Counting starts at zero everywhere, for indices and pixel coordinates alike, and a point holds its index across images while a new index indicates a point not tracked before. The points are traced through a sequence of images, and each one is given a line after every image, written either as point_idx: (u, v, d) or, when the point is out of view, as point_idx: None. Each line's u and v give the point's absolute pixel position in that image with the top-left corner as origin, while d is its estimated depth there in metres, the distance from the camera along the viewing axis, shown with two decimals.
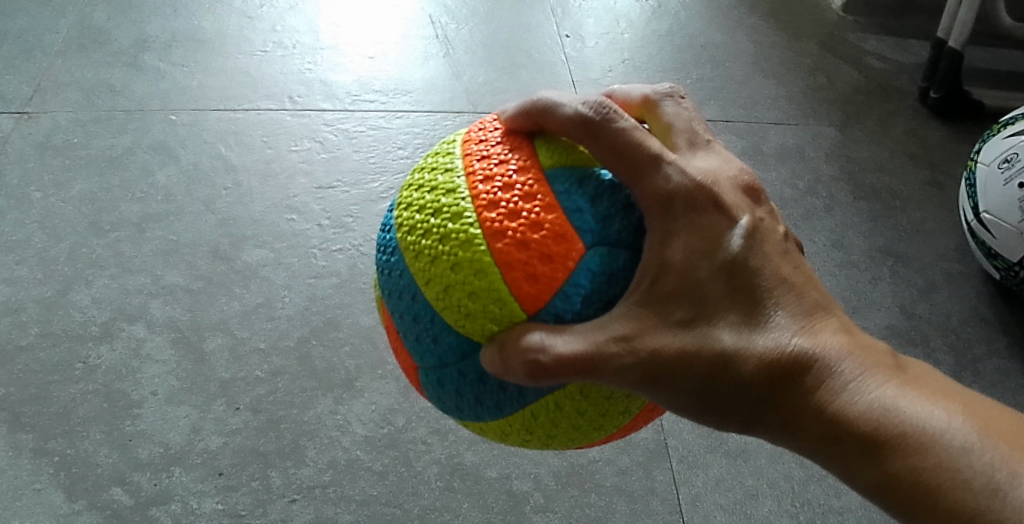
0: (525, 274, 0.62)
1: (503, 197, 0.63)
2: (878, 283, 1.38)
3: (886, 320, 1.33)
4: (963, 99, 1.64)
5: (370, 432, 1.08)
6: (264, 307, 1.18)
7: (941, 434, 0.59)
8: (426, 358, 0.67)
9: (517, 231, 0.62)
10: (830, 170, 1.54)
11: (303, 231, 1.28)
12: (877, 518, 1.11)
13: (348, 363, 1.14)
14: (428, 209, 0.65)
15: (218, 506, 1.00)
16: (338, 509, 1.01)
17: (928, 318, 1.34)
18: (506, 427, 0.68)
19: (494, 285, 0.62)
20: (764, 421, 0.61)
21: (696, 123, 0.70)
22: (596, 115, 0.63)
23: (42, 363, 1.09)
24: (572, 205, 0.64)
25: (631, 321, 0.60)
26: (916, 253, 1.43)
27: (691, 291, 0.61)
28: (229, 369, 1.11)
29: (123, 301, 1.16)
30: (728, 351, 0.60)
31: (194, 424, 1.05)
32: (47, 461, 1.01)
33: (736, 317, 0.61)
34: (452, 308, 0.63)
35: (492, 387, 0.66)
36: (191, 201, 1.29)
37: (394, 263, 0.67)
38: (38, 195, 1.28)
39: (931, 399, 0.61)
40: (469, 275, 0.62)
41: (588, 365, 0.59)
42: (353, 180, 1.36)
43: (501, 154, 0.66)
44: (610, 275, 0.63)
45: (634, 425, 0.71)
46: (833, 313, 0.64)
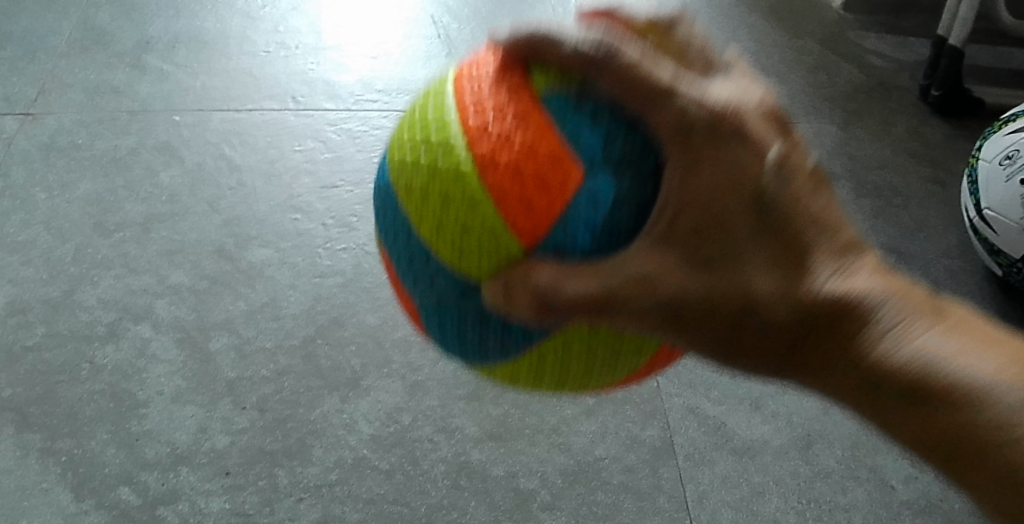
0: (522, 205, 0.54)
1: (495, 123, 0.56)
2: None
3: None
4: (964, 97, 1.64)
5: (376, 431, 1.08)
6: (269, 306, 1.18)
7: (996, 387, 0.52)
8: (425, 300, 0.60)
9: (510, 159, 0.54)
10: (832, 168, 1.54)
11: (308, 230, 1.28)
12: (884, 516, 1.10)
13: (354, 361, 1.14)
14: (419, 141, 0.59)
15: (226, 505, 0.99)
16: (346, 508, 1.01)
17: None
18: (517, 368, 0.62)
19: (487, 219, 0.55)
20: (794, 361, 0.55)
21: (708, 44, 0.60)
22: (596, 39, 0.54)
23: (48, 363, 1.09)
24: (573, 129, 0.55)
25: (650, 259, 0.52)
26: (919, 251, 1.43)
27: (716, 227, 0.51)
28: (235, 369, 1.11)
29: (128, 301, 1.16)
30: (758, 296, 0.53)
31: (201, 423, 1.05)
32: (54, 461, 1.01)
33: (772, 257, 0.52)
34: (446, 245, 0.57)
35: (496, 328, 0.59)
36: (195, 201, 1.29)
37: (388, 201, 0.61)
38: (42, 196, 1.28)
39: (981, 346, 0.54)
40: (461, 208, 0.55)
41: (598, 307, 0.52)
42: (356, 179, 1.36)
43: (492, 76, 0.58)
44: (622, 203, 0.54)
45: (658, 365, 0.64)
46: (867, 252, 0.56)
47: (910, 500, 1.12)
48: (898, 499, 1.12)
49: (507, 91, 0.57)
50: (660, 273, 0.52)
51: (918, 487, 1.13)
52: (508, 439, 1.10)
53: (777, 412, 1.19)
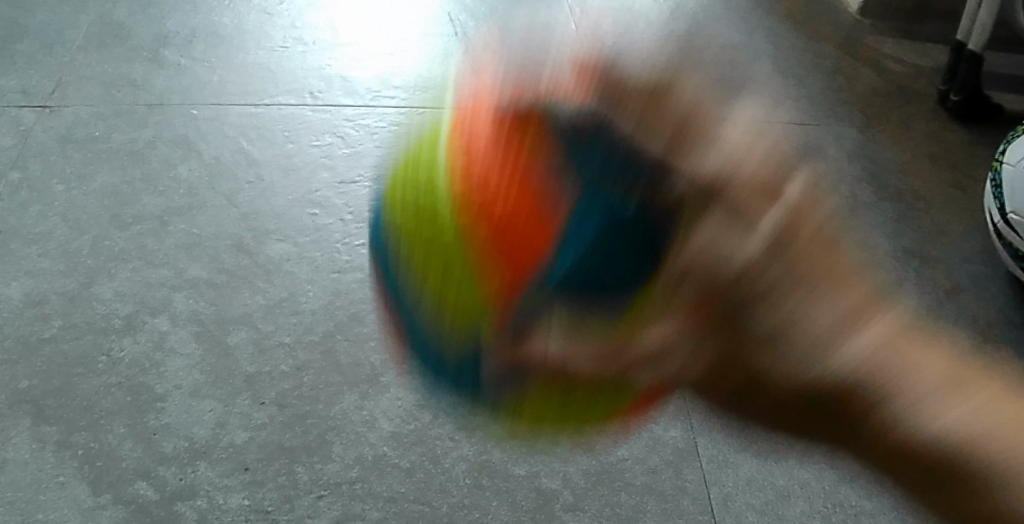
0: (502, 288, 0.58)
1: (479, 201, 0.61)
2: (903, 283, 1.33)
3: None
4: (982, 104, 1.61)
5: (396, 428, 1.06)
6: (288, 301, 1.16)
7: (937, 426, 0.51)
8: (412, 333, 0.64)
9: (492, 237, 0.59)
10: (852, 171, 1.51)
11: (326, 225, 1.26)
12: None
13: (374, 357, 1.12)
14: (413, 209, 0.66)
15: (245, 501, 0.98)
16: (367, 506, 0.99)
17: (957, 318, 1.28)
18: (508, 425, 0.64)
19: (468, 271, 0.60)
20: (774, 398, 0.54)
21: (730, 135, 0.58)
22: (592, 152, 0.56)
23: (64, 355, 1.07)
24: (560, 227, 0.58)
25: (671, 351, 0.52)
26: (948, 258, 1.38)
27: (739, 346, 0.51)
28: (253, 363, 1.09)
29: (146, 294, 1.14)
30: (757, 327, 0.51)
31: (219, 418, 1.04)
32: (71, 454, 0.99)
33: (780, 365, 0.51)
34: (430, 270, 0.63)
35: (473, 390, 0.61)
36: (214, 195, 1.28)
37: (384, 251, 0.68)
38: (60, 188, 1.27)
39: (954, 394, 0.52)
40: (444, 260, 0.62)
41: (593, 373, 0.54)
42: (375, 174, 1.34)
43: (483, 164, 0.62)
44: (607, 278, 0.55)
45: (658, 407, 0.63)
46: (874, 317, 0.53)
47: None
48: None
49: (498, 165, 0.61)
50: (679, 248, 0.53)
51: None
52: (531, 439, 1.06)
53: None
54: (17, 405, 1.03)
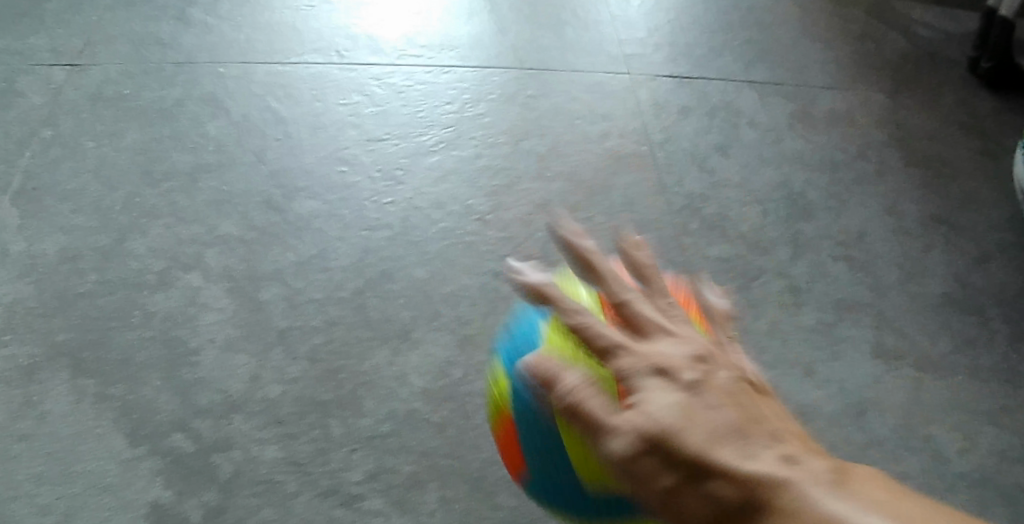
0: None
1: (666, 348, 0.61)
2: (931, 252, 1.34)
3: (941, 289, 1.30)
4: (1014, 71, 1.56)
5: (427, 383, 1.06)
6: (318, 258, 1.17)
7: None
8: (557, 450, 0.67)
9: None
10: (881, 135, 1.48)
11: (355, 183, 1.26)
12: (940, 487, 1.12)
13: (405, 313, 1.13)
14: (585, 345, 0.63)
15: (280, 454, 0.99)
16: (399, 460, 1.00)
17: (983, 288, 1.31)
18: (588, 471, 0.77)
19: None
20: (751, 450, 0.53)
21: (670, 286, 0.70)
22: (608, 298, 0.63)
23: (100, 309, 1.08)
24: None
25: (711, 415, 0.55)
26: (970, 226, 1.38)
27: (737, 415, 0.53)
28: (285, 318, 1.10)
29: (178, 250, 1.15)
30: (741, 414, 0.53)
31: (253, 372, 1.05)
32: (109, 406, 1.01)
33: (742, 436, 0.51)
34: None
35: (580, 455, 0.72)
36: (243, 152, 1.28)
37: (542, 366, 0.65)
38: (91, 145, 1.27)
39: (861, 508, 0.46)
40: None
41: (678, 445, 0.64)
42: (402, 133, 1.34)
43: (669, 309, 0.62)
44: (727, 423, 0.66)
45: None
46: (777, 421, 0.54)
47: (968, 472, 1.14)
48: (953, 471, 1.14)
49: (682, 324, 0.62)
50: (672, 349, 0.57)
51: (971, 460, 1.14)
52: None
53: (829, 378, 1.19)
54: (55, 358, 1.04)
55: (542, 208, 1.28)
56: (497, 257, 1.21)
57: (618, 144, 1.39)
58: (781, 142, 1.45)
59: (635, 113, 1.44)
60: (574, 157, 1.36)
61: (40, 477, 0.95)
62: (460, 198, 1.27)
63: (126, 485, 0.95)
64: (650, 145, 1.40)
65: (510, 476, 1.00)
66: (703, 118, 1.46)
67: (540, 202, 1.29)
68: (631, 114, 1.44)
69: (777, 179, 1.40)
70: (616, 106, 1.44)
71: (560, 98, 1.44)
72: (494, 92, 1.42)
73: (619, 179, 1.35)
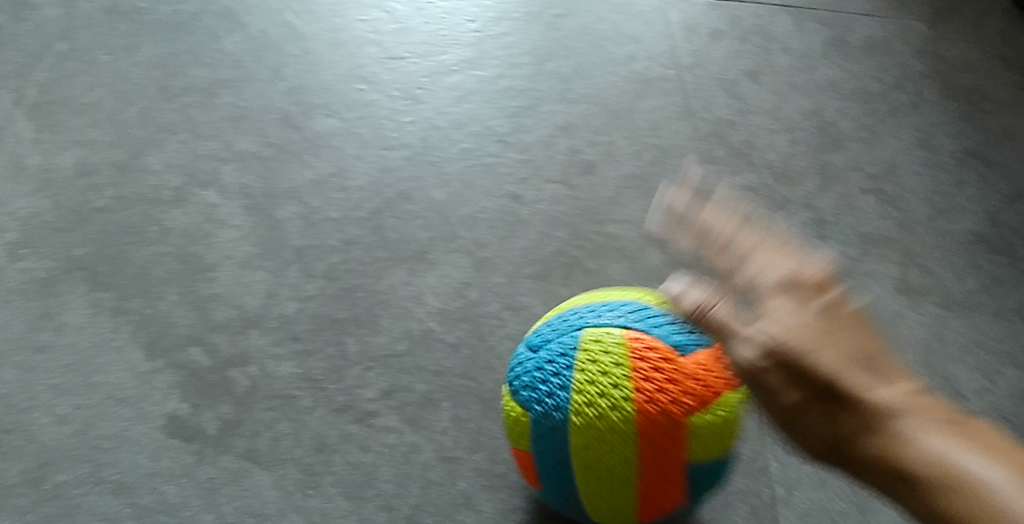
0: (658, 469, 0.75)
1: (652, 388, 0.73)
2: (963, 187, 1.30)
3: (971, 226, 1.27)
4: None
5: (443, 304, 1.06)
6: (336, 177, 1.15)
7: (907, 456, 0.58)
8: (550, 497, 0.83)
9: (670, 412, 0.73)
10: (918, 67, 1.43)
11: (373, 101, 1.24)
12: None
13: (422, 235, 1.11)
14: (590, 398, 0.74)
15: (296, 370, 0.99)
16: (413, 379, 1.00)
17: (1015, 226, 1.28)
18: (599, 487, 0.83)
19: (628, 462, 0.74)
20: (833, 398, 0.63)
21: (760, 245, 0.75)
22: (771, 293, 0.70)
23: (118, 225, 1.08)
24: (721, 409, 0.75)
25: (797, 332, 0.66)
26: (1007, 163, 1.34)
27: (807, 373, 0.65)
28: (302, 237, 1.09)
29: (194, 166, 1.14)
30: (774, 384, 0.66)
31: (270, 288, 1.04)
32: (126, 319, 1.01)
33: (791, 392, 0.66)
34: (586, 472, 0.76)
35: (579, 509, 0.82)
36: (260, 68, 1.25)
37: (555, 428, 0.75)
38: (107, 59, 1.24)
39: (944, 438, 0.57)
40: (610, 459, 0.74)
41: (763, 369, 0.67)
42: (423, 51, 1.30)
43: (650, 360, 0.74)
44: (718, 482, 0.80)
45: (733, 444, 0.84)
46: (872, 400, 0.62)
47: (987, 410, 1.11)
48: (971, 409, 1.11)
49: (665, 372, 0.74)
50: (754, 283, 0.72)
51: (991, 400, 1.12)
52: None
53: None
54: (73, 271, 1.04)
55: (565, 130, 1.25)
56: (517, 179, 1.18)
57: (644, 68, 1.35)
58: (815, 69, 1.40)
59: (665, 35, 1.39)
60: (601, 79, 1.32)
61: (58, 388, 0.96)
62: (481, 119, 1.24)
63: (144, 396, 0.96)
64: (678, 69, 1.36)
65: None
66: (734, 43, 1.41)
67: (562, 125, 1.26)
68: (660, 36, 1.39)
69: (807, 107, 1.35)
70: (646, 28, 1.39)
71: (586, 19, 1.39)
72: (518, 11, 1.38)
73: (644, 102, 1.30)
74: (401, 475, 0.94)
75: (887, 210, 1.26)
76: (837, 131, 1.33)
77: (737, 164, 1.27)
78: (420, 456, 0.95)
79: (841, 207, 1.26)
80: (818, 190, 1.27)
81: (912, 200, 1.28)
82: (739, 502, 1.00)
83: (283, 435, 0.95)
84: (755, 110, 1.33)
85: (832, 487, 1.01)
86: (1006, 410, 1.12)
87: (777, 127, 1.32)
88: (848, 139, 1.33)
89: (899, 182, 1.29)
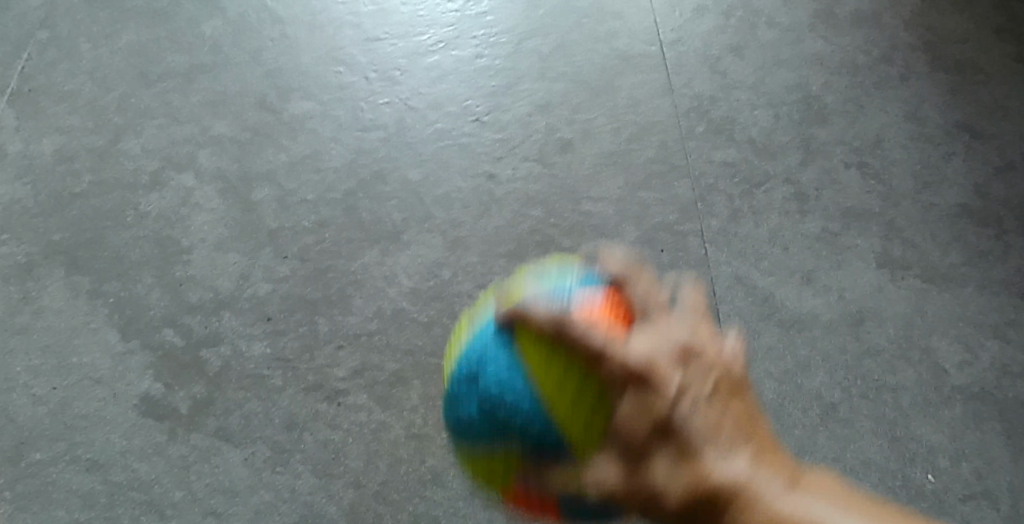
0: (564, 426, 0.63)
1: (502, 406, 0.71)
2: (951, 159, 1.29)
3: (958, 199, 1.25)
4: None
5: (416, 284, 1.07)
6: (311, 159, 1.16)
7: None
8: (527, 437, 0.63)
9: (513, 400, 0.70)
10: (909, 38, 1.40)
11: (350, 83, 1.24)
12: (934, 399, 1.09)
13: (395, 215, 1.12)
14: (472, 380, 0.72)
15: (267, 349, 1.00)
16: (384, 358, 1.01)
17: (1005, 198, 1.26)
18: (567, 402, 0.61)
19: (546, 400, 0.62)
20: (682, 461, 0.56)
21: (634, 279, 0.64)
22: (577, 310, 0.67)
23: (96, 209, 1.10)
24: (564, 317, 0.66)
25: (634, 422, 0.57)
26: (999, 133, 1.32)
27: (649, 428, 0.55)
28: (277, 219, 1.10)
29: (171, 151, 1.15)
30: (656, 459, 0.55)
31: (244, 270, 1.06)
32: (102, 302, 1.03)
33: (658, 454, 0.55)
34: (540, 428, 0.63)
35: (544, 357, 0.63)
36: (238, 52, 1.26)
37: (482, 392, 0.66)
38: (87, 47, 1.25)
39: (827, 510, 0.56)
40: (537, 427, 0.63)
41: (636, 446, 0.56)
42: (401, 32, 1.30)
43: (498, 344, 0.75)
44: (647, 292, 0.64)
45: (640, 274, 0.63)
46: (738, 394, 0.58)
47: (967, 385, 1.10)
48: (951, 383, 1.10)
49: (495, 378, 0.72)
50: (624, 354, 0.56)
51: (972, 373, 1.11)
52: None
53: (829, 285, 1.16)
54: (51, 255, 1.06)
55: (543, 109, 1.25)
56: (492, 159, 1.19)
57: (626, 45, 1.34)
58: (801, 43, 1.39)
59: (648, 10, 1.39)
60: (583, 57, 1.31)
61: (36, 369, 0.99)
62: (457, 99, 1.24)
63: (118, 377, 0.98)
64: (661, 45, 1.35)
65: None
66: (718, 19, 1.40)
67: (541, 103, 1.25)
68: (643, 13, 1.38)
69: (792, 81, 1.34)
70: (630, 6, 1.38)
71: None
72: None
73: (624, 79, 1.30)
74: (370, 452, 0.96)
75: (870, 184, 1.25)
76: (821, 105, 1.32)
77: (718, 140, 1.26)
78: (389, 432, 0.97)
79: (823, 182, 1.24)
80: (799, 165, 1.25)
81: (896, 173, 1.26)
82: None
83: (253, 414, 0.97)
84: (737, 85, 1.32)
85: (807, 461, 1.04)
86: (989, 383, 1.10)
87: (760, 101, 1.31)
88: (833, 114, 1.32)
89: (884, 155, 1.28)
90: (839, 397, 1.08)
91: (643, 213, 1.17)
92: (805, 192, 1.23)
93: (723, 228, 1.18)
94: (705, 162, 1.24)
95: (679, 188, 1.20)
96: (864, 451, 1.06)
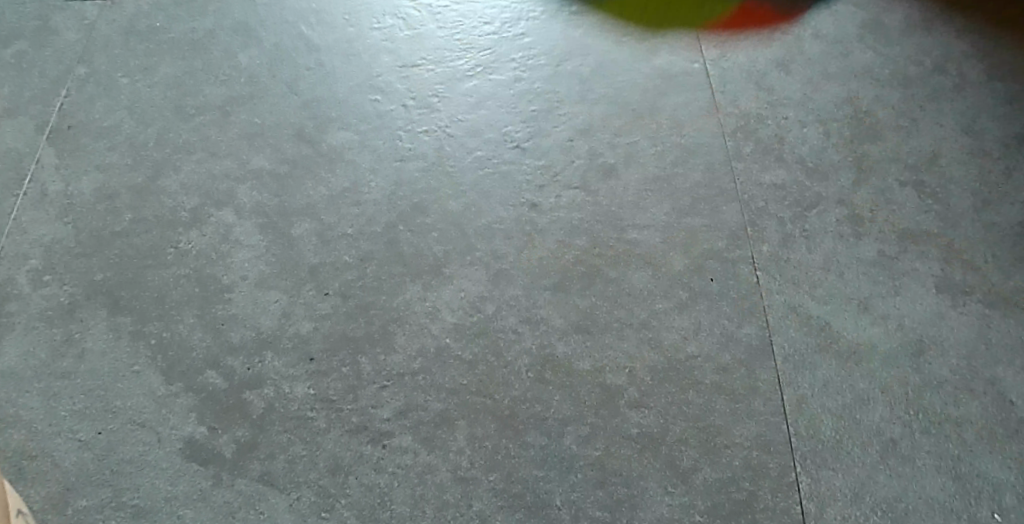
0: None
1: None
2: (1011, 175, 1.23)
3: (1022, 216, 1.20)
4: None
5: (459, 320, 1.05)
6: (350, 192, 1.14)
7: None
8: None
9: None
10: (961, 47, 1.36)
11: (388, 111, 1.22)
12: (1002, 434, 1.01)
13: (436, 248, 1.10)
14: None
15: (311, 390, 0.99)
16: (429, 397, 0.99)
17: None
18: None
19: None
20: None
21: None
22: None
23: (136, 248, 1.09)
24: None
25: None
26: None
27: None
28: (317, 255, 1.09)
29: (210, 187, 1.14)
30: None
31: (285, 308, 1.04)
32: (145, 343, 1.02)
33: None
34: None
35: None
36: (275, 83, 1.25)
37: None
38: (125, 81, 1.24)
39: None
40: None
41: None
42: (438, 57, 1.29)
43: None
44: None
45: None
46: None
47: None
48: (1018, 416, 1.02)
49: None
50: None
51: None
52: (595, 333, 1.05)
53: (888, 314, 1.10)
54: (93, 296, 1.05)
55: (584, 133, 1.22)
56: (534, 187, 1.16)
57: (666, 62, 1.31)
58: (849, 55, 1.35)
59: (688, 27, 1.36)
60: (622, 76, 1.29)
61: (81, 414, 0.98)
62: (497, 125, 1.22)
63: (162, 421, 0.97)
64: (703, 62, 1.32)
65: (542, 415, 0.99)
66: (760, 33, 1.36)
67: (582, 127, 1.23)
68: (683, 30, 1.35)
69: (840, 96, 1.30)
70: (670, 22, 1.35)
71: (604, 14, 1.36)
72: (536, 9, 1.35)
73: (666, 100, 1.27)
74: (415, 497, 0.93)
75: (927, 202, 1.20)
76: (873, 120, 1.28)
77: (767, 161, 1.22)
78: (434, 476, 0.95)
79: (878, 201, 1.20)
80: (853, 185, 1.21)
81: (956, 191, 1.21)
82: (769, 519, 0.95)
83: (297, 458, 0.95)
84: (784, 101, 1.29)
85: (868, 502, 0.97)
86: None
87: (808, 117, 1.27)
88: (885, 129, 1.27)
89: (942, 172, 1.23)
90: (900, 431, 1.02)
91: (691, 241, 1.14)
92: (860, 214, 1.18)
93: (776, 254, 1.14)
94: (754, 184, 1.20)
95: (727, 212, 1.17)
96: (927, 489, 0.98)
